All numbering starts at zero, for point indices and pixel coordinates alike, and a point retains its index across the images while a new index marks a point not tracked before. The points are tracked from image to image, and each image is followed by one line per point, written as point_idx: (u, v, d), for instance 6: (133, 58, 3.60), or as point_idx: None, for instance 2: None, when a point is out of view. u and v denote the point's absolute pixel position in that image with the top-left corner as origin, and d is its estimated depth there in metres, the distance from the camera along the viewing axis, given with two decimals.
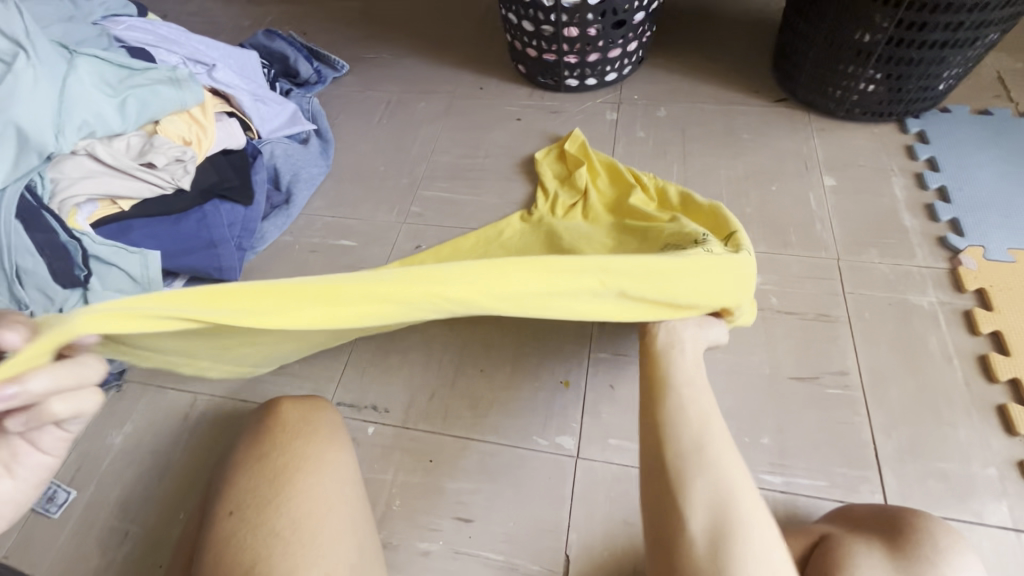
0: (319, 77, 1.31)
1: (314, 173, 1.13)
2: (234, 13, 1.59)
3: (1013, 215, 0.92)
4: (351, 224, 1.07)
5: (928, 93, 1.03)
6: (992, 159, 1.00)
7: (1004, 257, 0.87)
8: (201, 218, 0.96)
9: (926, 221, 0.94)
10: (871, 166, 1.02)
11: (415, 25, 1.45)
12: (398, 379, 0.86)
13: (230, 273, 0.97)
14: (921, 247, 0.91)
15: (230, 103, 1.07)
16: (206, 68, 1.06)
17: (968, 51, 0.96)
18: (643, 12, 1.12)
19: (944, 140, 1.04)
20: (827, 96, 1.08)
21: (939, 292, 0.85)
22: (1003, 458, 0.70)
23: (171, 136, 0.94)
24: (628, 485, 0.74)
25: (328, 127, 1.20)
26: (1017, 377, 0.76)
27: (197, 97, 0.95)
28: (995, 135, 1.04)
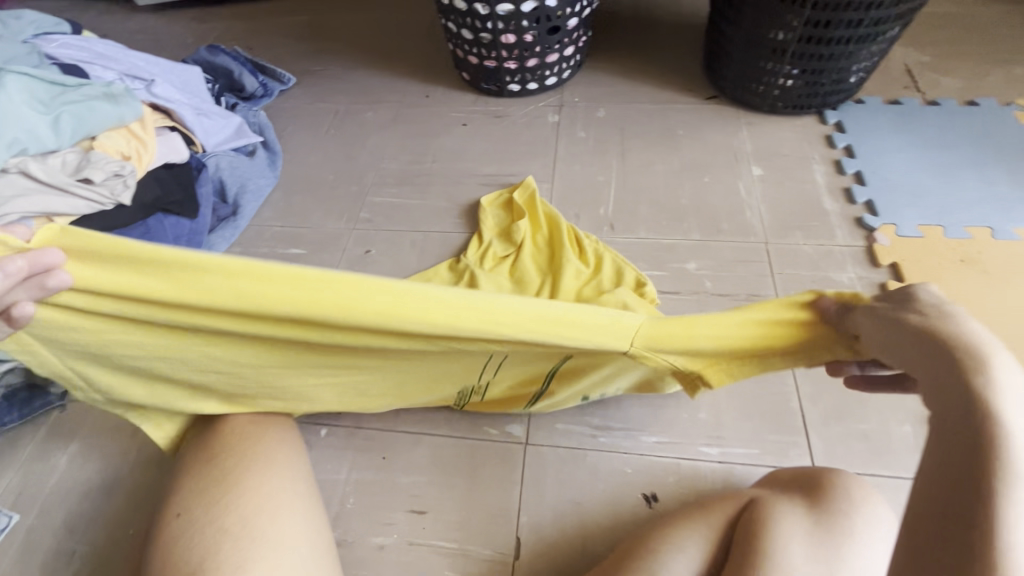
0: (265, 91, 1.32)
1: (261, 184, 1.14)
2: (178, 30, 1.58)
3: (922, 194, 0.99)
4: (300, 232, 1.08)
5: (842, 86, 1.11)
6: (903, 145, 1.08)
7: (914, 233, 0.94)
8: (143, 233, 0.94)
9: (845, 203, 1.00)
10: (794, 155, 1.09)
11: (361, 37, 1.48)
12: None
13: None
14: (841, 227, 0.97)
15: (172, 117, 1.07)
16: (145, 83, 1.06)
17: (872, 45, 1.04)
18: (576, 18, 1.17)
19: (859, 129, 1.12)
20: (752, 92, 1.15)
21: (858, 268, 0.91)
22: (917, 416, 0.76)
23: (109, 150, 0.94)
24: (575, 466, 0.76)
25: (275, 139, 1.21)
26: None
27: (135, 111, 0.95)
28: (904, 122, 1.12)
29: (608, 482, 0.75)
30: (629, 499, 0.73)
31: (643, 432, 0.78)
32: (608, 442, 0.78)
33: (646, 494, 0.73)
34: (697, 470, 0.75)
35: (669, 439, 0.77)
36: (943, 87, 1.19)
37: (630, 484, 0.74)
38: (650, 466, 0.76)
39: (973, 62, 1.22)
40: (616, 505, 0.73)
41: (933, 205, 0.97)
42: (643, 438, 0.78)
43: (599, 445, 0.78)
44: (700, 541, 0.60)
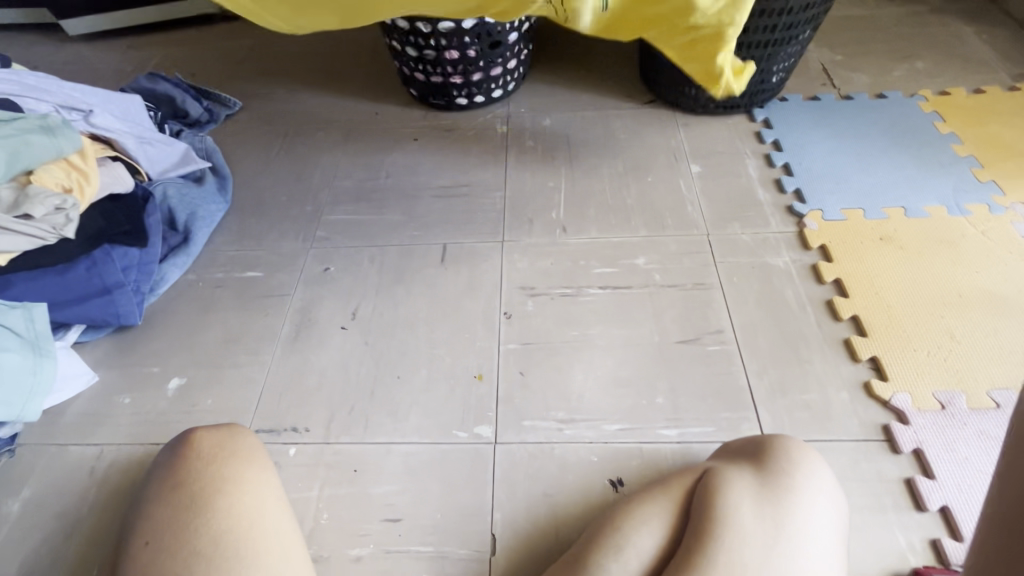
0: (210, 116, 1.31)
1: (212, 210, 1.13)
2: (114, 60, 1.55)
3: (843, 180, 1.08)
4: (255, 255, 1.07)
5: (765, 86, 1.19)
6: (824, 137, 1.17)
7: (838, 217, 1.02)
8: (89, 266, 0.93)
9: (777, 193, 1.08)
10: (728, 152, 1.17)
11: (306, 59, 1.49)
12: (316, 398, 0.87)
13: (129, 319, 0.95)
14: (774, 216, 1.04)
15: (115, 148, 1.06)
16: (84, 114, 1.02)
17: (787, 48, 1.13)
18: (516, 32, 1.22)
19: (785, 125, 1.20)
20: (685, 95, 1.22)
21: (791, 252, 0.99)
22: (852, 382, 0.83)
23: (48, 184, 0.90)
24: (544, 460, 0.79)
25: (224, 163, 1.20)
26: (856, 314, 0.89)
27: (75, 144, 0.93)
28: (824, 116, 1.21)
29: (575, 471, 0.78)
30: (596, 485, 0.77)
31: (606, 421, 0.82)
32: (573, 433, 0.81)
33: (613, 479, 0.77)
34: (658, 452, 0.79)
35: (630, 425, 0.81)
36: (855, 82, 1.30)
37: (597, 471, 0.78)
38: (614, 453, 0.79)
39: (880, 59, 1.34)
40: (584, 492, 0.76)
41: (852, 190, 1.06)
42: (606, 427, 0.81)
43: (565, 437, 0.81)
44: (660, 514, 0.64)
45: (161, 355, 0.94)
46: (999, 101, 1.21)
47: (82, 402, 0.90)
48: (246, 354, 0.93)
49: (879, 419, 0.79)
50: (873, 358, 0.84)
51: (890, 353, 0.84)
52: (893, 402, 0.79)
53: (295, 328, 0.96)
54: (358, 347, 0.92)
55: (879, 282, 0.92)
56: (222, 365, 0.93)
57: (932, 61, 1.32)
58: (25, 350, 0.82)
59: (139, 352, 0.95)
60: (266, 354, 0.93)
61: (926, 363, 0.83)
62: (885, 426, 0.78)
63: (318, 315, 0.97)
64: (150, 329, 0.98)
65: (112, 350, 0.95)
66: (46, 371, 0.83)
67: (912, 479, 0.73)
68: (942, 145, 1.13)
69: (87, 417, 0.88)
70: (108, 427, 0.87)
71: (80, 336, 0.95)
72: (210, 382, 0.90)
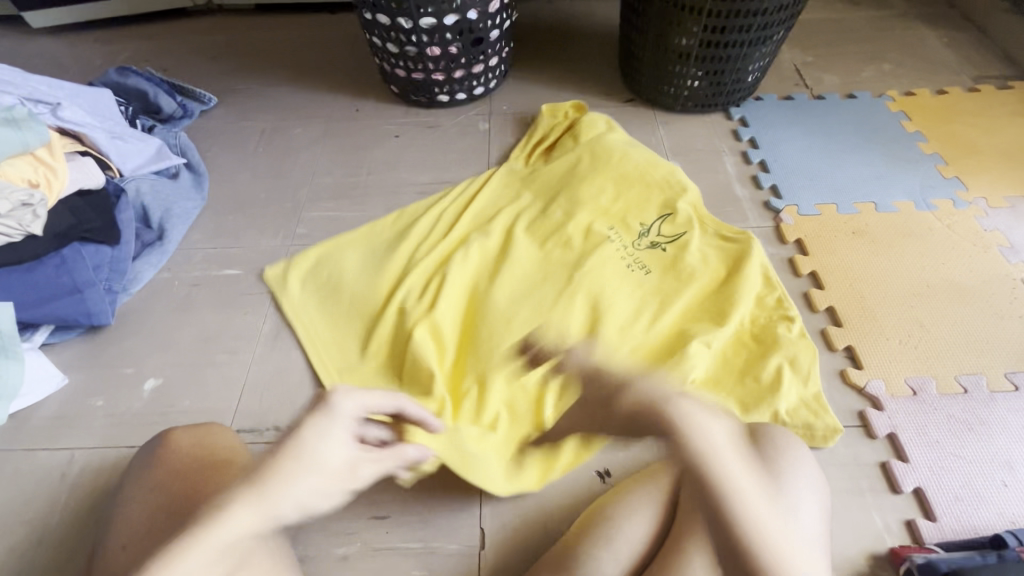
0: (185, 112, 1.28)
1: (188, 208, 1.10)
2: (82, 53, 1.50)
3: (817, 177, 1.11)
4: (232, 253, 1.05)
5: (742, 85, 1.22)
6: (798, 135, 1.20)
7: (813, 212, 1.05)
8: (59, 264, 0.90)
9: (754, 189, 1.11)
10: (707, 149, 1.19)
11: (283, 55, 1.46)
12: (299, 396, 0.86)
13: (100, 318, 0.92)
14: (752, 211, 1.07)
15: (83, 142, 1.02)
16: (51, 107, 1.00)
17: (763, 48, 1.15)
18: (498, 30, 1.22)
19: (760, 123, 1.23)
20: (664, 93, 1.24)
21: (769, 246, 1.01)
22: (829, 371, 0.85)
23: (13, 179, 0.87)
24: (531, 453, 0.79)
25: (198, 160, 1.18)
26: (832, 305, 0.92)
27: (41, 137, 0.90)
28: (798, 115, 1.25)
29: (562, 464, 0.78)
30: (583, 478, 0.78)
31: None
32: None
33: (599, 471, 0.78)
34: None
35: None
36: (827, 83, 1.34)
37: (583, 465, 0.79)
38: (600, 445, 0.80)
39: (849, 61, 1.39)
40: (572, 484, 0.77)
41: (826, 186, 1.10)
42: None
43: None
44: (651, 502, 0.64)
45: (136, 356, 0.92)
46: (961, 102, 1.26)
47: (52, 404, 0.87)
48: (225, 352, 0.92)
49: (855, 407, 0.81)
50: (849, 347, 0.87)
51: (864, 342, 0.87)
52: (868, 389, 0.82)
53: (277, 326, 0.95)
54: (341, 345, 0.91)
55: (852, 275, 0.95)
56: (200, 364, 0.91)
57: (898, 63, 1.38)
58: None
59: (113, 352, 0.92)
60: (246, 352, 0.92)
61: (899, 351, 0.86)
62: (860, 412, 0.81)
63: (299, 313, 0.96)
64: (123, 328, 0.95)
65: (82, 352, 0.92)
66: (12, 374, 0.81)
67: (887, 463, 0.76)
68: (909, 143, 1.17)
69: (58, 419, 0.85)
70: (81, 429, 0.84)
71: (48, 337, 0.91)
72: (188, 382, 0.89)
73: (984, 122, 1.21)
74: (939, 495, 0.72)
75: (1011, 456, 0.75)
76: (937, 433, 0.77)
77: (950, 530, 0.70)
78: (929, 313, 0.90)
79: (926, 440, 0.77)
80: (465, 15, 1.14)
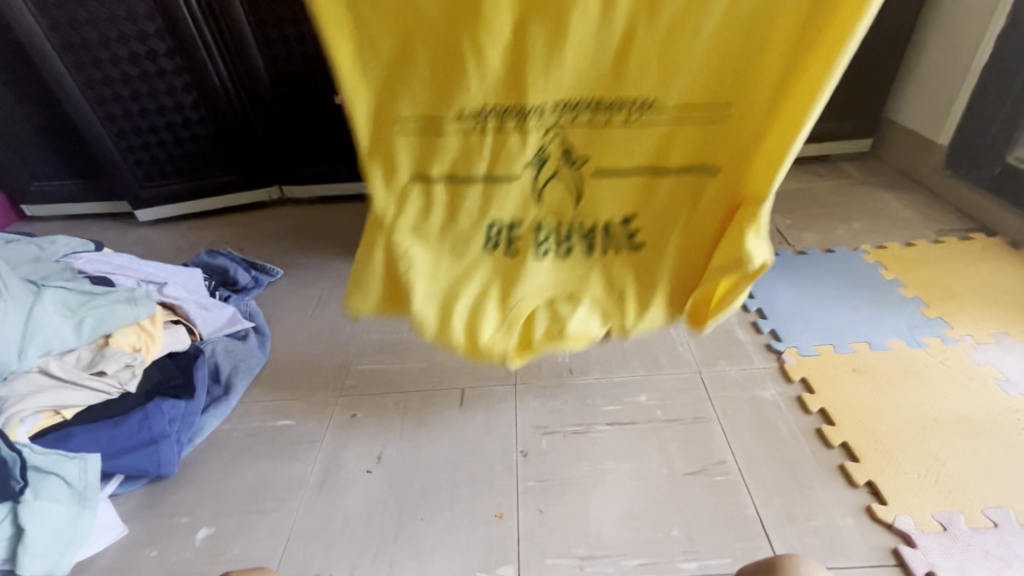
0: (256, 283, 1.52)
1: (252, 364, 1.24)
2: (177, 239, 1.83)
3: (811, 321, 1.24)
4: (288, 404, 1.17)
5: None
6: (788, 285, 1.36)
7: (812, 352, 1.16)
8: (141, 418, 1.01)
9: (755, 333, 1.23)
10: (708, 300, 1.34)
11: (339, 234, 1.76)
12: (341, 544, 0.90)
13: (167, 468, 1.00)
14: (756, 353, 1.17)
15: (177, 312, 1.21)
16: (158, 285, 1.23)
17: None
18: None
19: (753, 276, 1.40)
20: None
21: (777, 386, 1.09)
22: (854, 507, 0.87)
23: (122, 345, 1.04)
24: None
25: (265, 323, 1.36)
26: (845, 440, 0.97)
27: (150, 310, 1.09)
28: (786, 267, 1.42)
29: None
30: None
31: (625, 556, 0.84)
32: (595, 570, 0.83)
33: None
34: None
35: (649, 560, 0.84)
36: (806, 240, 1.54)
37: None
38: None
39: (823, 222, 1.61)
40: None
41: (820, 328, 1.21)
42: (626, 562, 0.84)
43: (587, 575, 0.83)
44: None
45: (191, 505, 0.99)
46: (929, 253, 1.43)
47: (108, 556, 0.92)
48: (274, 500, 0.98)
49: (887, 543, 0.82)
50: (869, 483, 0.90)
51: (884, 477, 0.90)
52: (897, 524, 0.83)
53: (324, 473, 1.02)
54: (383, 491, 0.97)
55: (860, 411, 1.02)
56: (250, 513, 0.97)
57: (865, 221, 1.60)
58: (71, 500, 0.88)
59: (172, 501, 1.00)
60: (295, 499, 0.98)
61: (920, 485, 0.88)
62: (894, 549, 0.81)
63: (345, 459, 1.04)
64: (183, 478, 1.03)
65: (145, 502, 1.00)
66: (85, 523, 0.88)
67: None
68: (890, 289, 1.31)
69: (112, 572, 0.90)
70: None
71: (118, 487, 1.00)
72: (238, 529, 0.94)
73: (954, 269, 1.36)
74: None
75: None
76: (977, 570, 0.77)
77: None
78: (942, 446, 0.94)
79: None
80: None
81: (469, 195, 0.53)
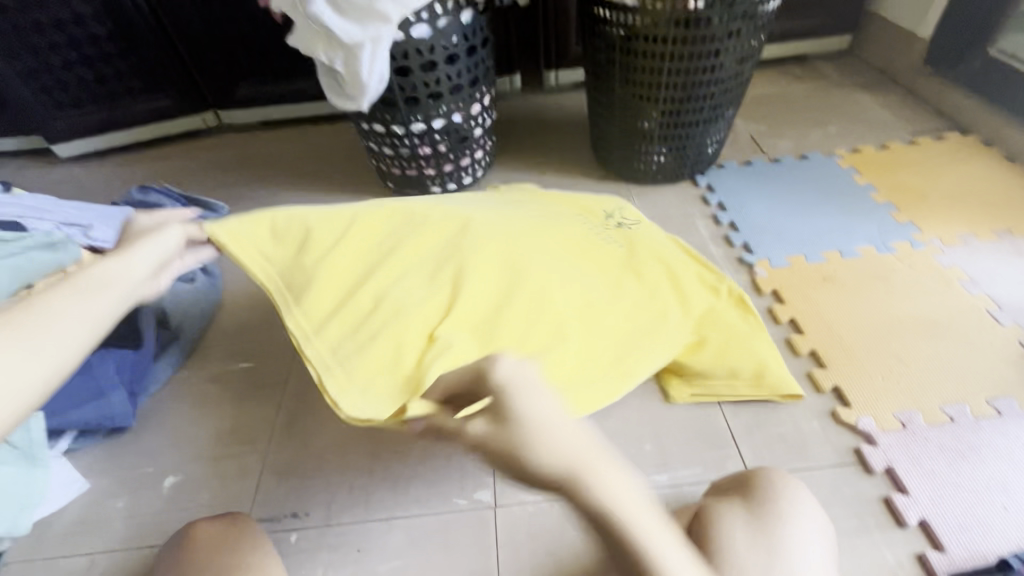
0: (199, 220, 1.39)
1: (204, 307, 1.16)
2: (106, 176, 1.65)
3: (783, 231, 1.21)
4: (246, 347, 1.11)
5: (702, 157, 1.36)
6: (761, 196, 1.31)
7: (784, 263, 1.14)
8: (86, 372, 0.93)
9: (727, 247, 1.20)
10: (681, 215, 1.29)
11: (287, 162, 1.62)
12: (314, 482, 0.89)
13: (123, 420, 0.96)
14: (728, 267, 1.15)
15: (110, 257, 1.10)
16: (82, 229, 1.09)
17: (715, 124, 1.30)
18: (481, 127, 1.37)
19: (726, 187, 1.35)
20: (635, 169, 1.37)
21: (748, 298, 1.08)
22: (820, 412, 0.89)
23: None
24: (544, 518, 0.81)
25: (214, 263, 1.26)
26: (813, 348, 0.97)
27: (74, 256, 0.99)
28: (759, 177, 1.37)
29: (575, 526, 0.80)
30: None
31: None
32: None
33: None
34: (652, 498, 0.82)
35: (623, 475, 0.85)
36: (781, 147, 1.48)
37: None
38: None
39: (798, 127, 1.54)
40: (588, 546, 0.78)
41: (792, 238, 1.19)
42: None
43: None
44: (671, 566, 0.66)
45: (154, 454, 0.95)
46: (902, 155, 1.40)
47: (72, 511, 0.89)
48: (241, 444, 0.96)
49: (850, 444, 0.84)
50: (835, 388, 0.91)
51: (849, 381, 0.92)
52: (860, 425, 0.86)
53: (291, 414, 0.99)
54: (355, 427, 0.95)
55: (828, 319, 1.02)
56: (217, 459, 0.94)
57: (841, 125, 1.54)
58: (19, 461, 0.82)
59: (133, 452, 0.96)
60: (262, 441, 0.95)
61: (882, 386, 0.90)
62: (856, 449, 0.84)
63: (312, 398, 1.01)
64: (142, 429, 0.99)
65: (104, 455, 0.96)
66: (38, 483, 0.84)
67: (889, 497, 0.78)
68: (862, 195, 1.29)
69: (78, 526, 0.87)
70: (100, 534, 0.86)
71: (72, 442, 0.95)
72: (206, 475, 0.92)
73: (926, 171, 1.34)
74: (943, 525, 0.75)
75: (1003, 480, 0.79)
76: (932, 463, 0.81)
77: (960, 559, 0.72)
78: (905, 348, 0.96)
79: (922, 471, 0.80)
80: (451, 118, 1.29)
81: (452, 294, 0.95)
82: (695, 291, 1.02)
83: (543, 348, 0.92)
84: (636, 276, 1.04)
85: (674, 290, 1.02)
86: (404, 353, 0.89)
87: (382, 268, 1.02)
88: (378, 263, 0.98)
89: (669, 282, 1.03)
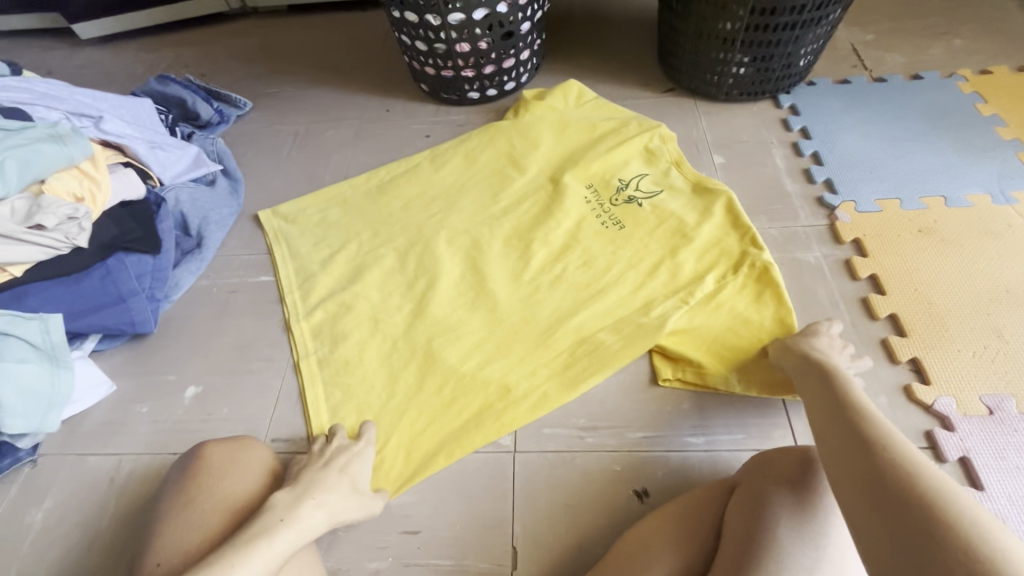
0: (221, 117, 1.30)
1: (225, 215, 1.11)
2: (128, 62, 1.55)
3: (876, 169, 1.02)
4: (267, 259, 1.06)
5: (791, 70, 1.13)
6: (854, 123, 1.10)
7: (872, 208, 0.97)
8: (104, 275, 0.92)
9: (805, 184, 1.03)
10: (755, 142, 1.11)
11: (313, 55, 1.47)
12: None
13: (144, 326, 0.94)
14: (804, 208, 0.99)
15: (125, 153, 1.04)
16: (93, 120, 1.02)
17: (816, 29, 1.06)
18: (528, 22, 1.17)
19: (813, 111, 1.14)
20: (707, 82, 1.17)
21: (823, 247, 0.93)
22: (891, 386, 0.78)
23: (60, 193, 0.90)
24: (564, 470, 0.77)
25: (235, 166, 1.19)
26: (894, 312, 0.84)
27: (85, 151, 0.92)
28: (855, 100, 1.15)
29: (596, 481, 0.75)
30: (620, 497, 0.74)
31: (629, 429, 0.79)
32: (595, 441, 0.78)
33: (637, 490, 0.74)
34: (685, 461, 0.76)
35: (654, 433, 0.78)
36: (889, 62, 1.23)
37: (620, 481, 0.75)
38: (638, 462, 0.76)
39: (915, 38, 1.27)
40: (609, 503, 0.73)
41: (887, 178, 1.00)
42: (630, 434, 0.79)
43: (586, 445, 0.78)
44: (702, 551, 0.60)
45: (177, 362, 0.94)
46: None
47: (101, 411, 0.90)
48: (261, 360, 0.93)
49: (921, 426, 0.74)
50: (914, 360, 0.79)
51: (932, 355, 0.79)
52: (936, 406, 0.75)
53: None
54: None
55: (918, 278, 0.87)
56: (237, 373, 0.92)
57: (971, 36, 1.25)
58: (42, 360, 0.83)
59: (157, 358, 0.95)
60: (281, 359, 0.93)
61: (972, 364, 0.78)
62: (927, 432, 0.74)
63: None
64: (165, 336, 0.97)
65: (129, 359, 0.95)
66: (63, 383, 0.84)
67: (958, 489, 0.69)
68: (984, 129, 1.06)
69: (106, 427, 0.88)
70: (127, 436, 0.87)
71: (97, 345, 0.95)
72: (226, 389, 0.90)
73: None
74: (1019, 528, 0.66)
75: None
76: (1018, 458, 0.70)
77: None
78: (1008, 321, 0.81)
79: (1004, 465, 0.70)
80: (495, 9, 1.10)
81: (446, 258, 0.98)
82: (704, 265, 0.90)
83: (495, 336, 0.88)
84: (639, 241, 0.95)
85: (670, 261, 0.91)
86: (370, 349, 0.89)
87: (385, 219, 1.05)
88: (387, 228, 1.04)
89: (671, 255, 0.92)
